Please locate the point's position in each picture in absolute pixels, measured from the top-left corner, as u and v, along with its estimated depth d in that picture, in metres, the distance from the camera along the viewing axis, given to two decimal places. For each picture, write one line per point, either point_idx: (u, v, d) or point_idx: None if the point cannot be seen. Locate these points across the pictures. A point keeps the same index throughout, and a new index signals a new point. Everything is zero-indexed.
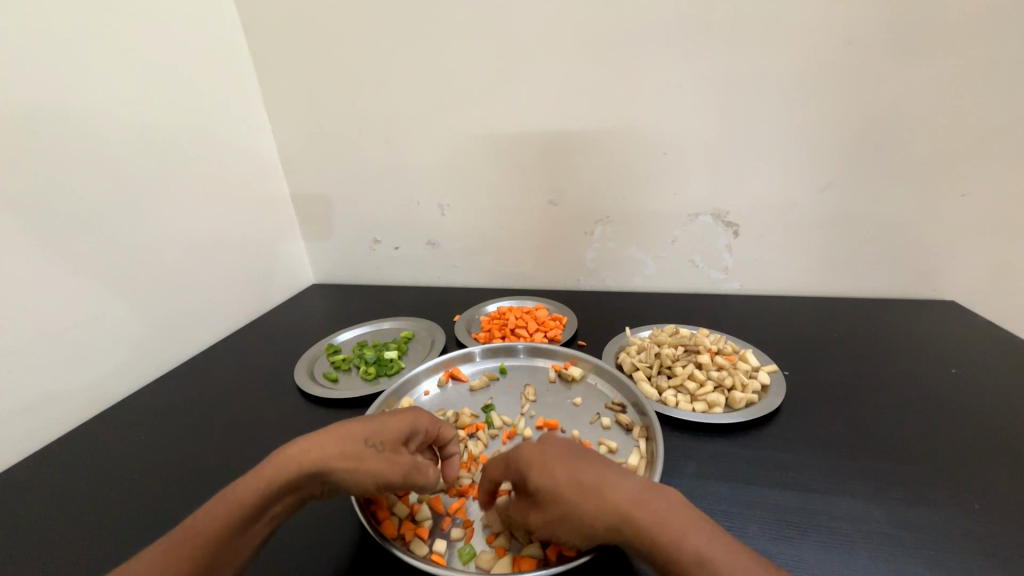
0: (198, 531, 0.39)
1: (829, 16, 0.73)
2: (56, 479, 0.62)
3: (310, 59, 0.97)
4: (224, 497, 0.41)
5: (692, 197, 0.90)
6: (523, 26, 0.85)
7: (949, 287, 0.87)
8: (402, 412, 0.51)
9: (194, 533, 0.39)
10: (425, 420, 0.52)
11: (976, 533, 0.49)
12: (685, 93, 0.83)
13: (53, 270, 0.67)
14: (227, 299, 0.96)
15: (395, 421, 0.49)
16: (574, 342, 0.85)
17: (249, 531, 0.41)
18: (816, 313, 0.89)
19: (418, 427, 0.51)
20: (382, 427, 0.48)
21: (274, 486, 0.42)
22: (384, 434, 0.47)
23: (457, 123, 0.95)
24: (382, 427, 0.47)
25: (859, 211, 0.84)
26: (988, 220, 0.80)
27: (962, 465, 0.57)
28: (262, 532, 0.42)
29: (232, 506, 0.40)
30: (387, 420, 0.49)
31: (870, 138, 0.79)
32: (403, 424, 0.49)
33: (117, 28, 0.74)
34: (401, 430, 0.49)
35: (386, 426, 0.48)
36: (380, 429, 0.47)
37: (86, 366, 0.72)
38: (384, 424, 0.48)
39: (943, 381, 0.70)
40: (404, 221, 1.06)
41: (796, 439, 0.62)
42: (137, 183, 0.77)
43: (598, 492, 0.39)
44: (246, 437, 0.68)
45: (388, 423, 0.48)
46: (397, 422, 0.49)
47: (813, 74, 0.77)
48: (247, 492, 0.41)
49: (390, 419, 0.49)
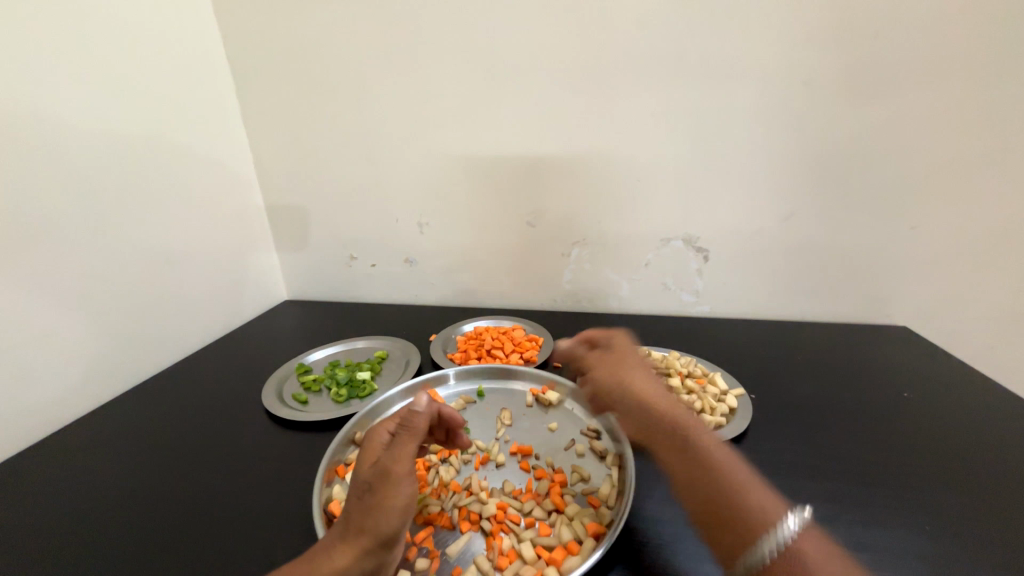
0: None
1: (791, 58, 0.78)
2: (3, 505, 0.60)
3: (292, 75, 0.97)
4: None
5: (663, 222, 0.93)
6: (501, 53, 0.87)
7: (900, 314, 0.92)
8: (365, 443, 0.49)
9: None
10: (388, 426, 0.51)
11: (931, 555, 0.50)
12: (656, 123, 0.86)
13: (14, 285, 0.66)
14: (196, 314, 0.95)
15: (363, 457, 0.48)
16: (550, 363, 0.86)
17: None
18: (781, 337, 0.92)
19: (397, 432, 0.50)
20: (361, 471, 0.46)
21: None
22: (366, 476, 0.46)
23: (436, 144, 0.96)
24: (360, 475, 0.46)
25: (818, 241, 0.89)
26: (934, 252, 0.86)
27: (919, 487, 0.58)
28: None
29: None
30: (359, 464, 0.48)
31: (828, 173, 0.84)
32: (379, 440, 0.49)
33: (86, 39, 0.73)
34: (375, 448, 0.49)
35: (364, 464, 0.47)
36: (357, 473, 0.47)
37: (44, 384, 0.70)
38: (361, 467, 0.47)
39: (897, 403, 0.73)
40: (381, 239, 1.07)
41: (763, 461, 0.63)
42: (104, 197, 0.76)
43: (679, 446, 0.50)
44: (212, 459, 0.67)
45: (362, 465, 0.47)
46: (367, 454, 0.48)
47: (775, 110, 0.81)
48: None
49: (361, 459, 0.48)
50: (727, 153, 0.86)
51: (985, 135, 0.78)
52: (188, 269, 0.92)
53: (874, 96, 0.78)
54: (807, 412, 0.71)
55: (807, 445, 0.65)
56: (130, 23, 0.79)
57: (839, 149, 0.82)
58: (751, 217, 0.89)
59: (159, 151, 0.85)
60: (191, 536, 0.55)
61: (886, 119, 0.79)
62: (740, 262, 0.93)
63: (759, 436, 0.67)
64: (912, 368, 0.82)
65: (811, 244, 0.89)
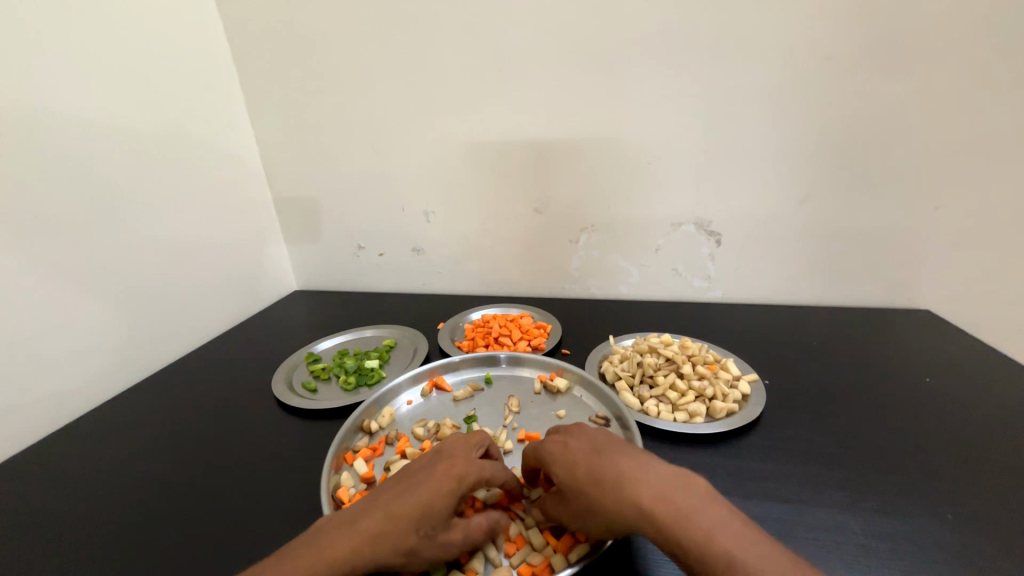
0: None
1: (809, 30, 0.75)
2: (27, 490, 0.62)
3: (295, 64, 0.96)
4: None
5: (674, 206, 0.90)
6: (505, 36, 0.85)
7: (921, 297, 0.89)
8: (451, 475, 0.46)
9: None
10: (478, 471, 0.48)
11: (951, 544, 0.48)
12: (666, 103, 0.83)
13: (27, 277, 0.67)
14: (207, 305, 0.96)
15: (443, 487, 0.45)
16: (558, 350, 0.85)
17: None
18: (795, 322, 0.90)
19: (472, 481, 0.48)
20: (434, 508, 0.43)
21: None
22: (435, 516, 0.43)
23: (440, 131, 0.95)
24: (430, 512, 0.43)
25: (836, 222, 0.86)
26: (959, 233, 0.82)
27: (939, 475, 0.56)
28: None
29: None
30: (432, 490, 0.44)
31: (845, 151, 0.81)
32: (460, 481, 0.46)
33: (89, 32, 0.73)
34: (458, 489, 0.45)
35: (439, 501, 0.44)
36: (431, 503, 0.44)
37: (60, 374, 0.72)
38: (436, 503, 0.44)
39: (917, 389, 0.71)
40: (388, 228, 1.06)
41: (776, 448, 0.61)
42: (113, 190, 0.77)
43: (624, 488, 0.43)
44: (224, 447, 0.68)
45: (438, 499, 0.44)
46: (445, 487, 0.45)
47: (790, 86, 0.78)
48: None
49: (439, 487, 0.45)
50: (739, 134, 0.83)
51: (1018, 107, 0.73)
52: (198, 260, 0.93)
53: (897, 69, 0.75)
54: (823, 398, 0.70)
55: (822, 433, 0.63)
56: (131, 16, 0.79)
57: (859, 126, 0.79)
58: (765, 199, 0.86)
59: (167, 145, 0.86)
60: (205, 521, 0.56)
61: (910, 93, 0.75)
62: (753, 246, 0.91)
63: (772, 423, 0.66)
64: (933, 353, 0.79)
65: (828, 226, 0.86)
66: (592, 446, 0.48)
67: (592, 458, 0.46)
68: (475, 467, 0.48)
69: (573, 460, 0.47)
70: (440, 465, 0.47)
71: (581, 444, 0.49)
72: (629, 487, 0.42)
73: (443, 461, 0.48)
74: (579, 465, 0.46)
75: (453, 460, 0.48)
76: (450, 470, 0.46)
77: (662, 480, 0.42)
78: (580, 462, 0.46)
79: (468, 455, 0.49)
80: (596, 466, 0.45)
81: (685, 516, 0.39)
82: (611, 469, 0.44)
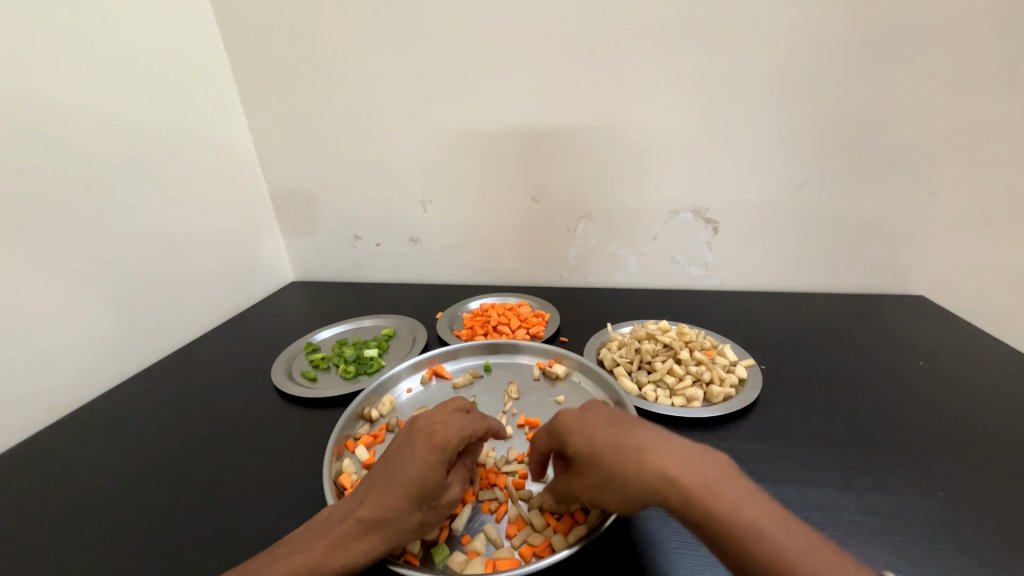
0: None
1: (808, 15, 0.74)
2: (28, 482, 0.62)
3: (288, 51, 0.94)
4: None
5: (672, 194, 0.90)
6: (502, 21, 0.84)
7: (916, 283, 0.90)
8: (428, 447, 0.46)
9: None
10: (456, 433, 0.47)
11: (942, 520, 0.49)
12: (665, 89, 0.83)
13: (19, 269, 0.66)
14: (204, 297, 0.95)
15: (424, 460, 0.45)
16: (556, 338, 0.86)
17: None
18: (791, 309, 0.91)
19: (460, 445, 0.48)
20: (422, 481, 0.44)
21: (330, 564, 0.42)
22: (426, 488, 0.44)
23: (437, 119, 0.94)
24: (419, 486, 0.44)
25: (832, 209, 0.86)
26: (954, 218, 0.83)
27: (932, 455, 0.57)
28: None
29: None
30: (418, 470, 0.44)
31: (843, 138, 0.81)
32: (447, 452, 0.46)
33: (79, 20, 0.71)
34: (439, 456, 0.45)
35: (424, 474, 0.44)
36: (424, 480, 0.44)
37: (57, 367, 0.72)
38: (421, 476, 0.44)
39: (911, 372, 0.72)
40: (385, 218, 1.06)
41: (772, 431, 0.62)
42: (108, 181, 0.76)
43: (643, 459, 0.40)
44: (225, 436, 0.68)
45: (422, 473, 0.44)
46: (431, 462, 0.45)
47: (788, 72, 0.78)
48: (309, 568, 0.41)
49: (419, 463, 0.45)
50: (738, 120, 0.82)
51: (1016, 91, 0.73)
52: (195, 252, 0.92)
53: (896, 53, 0.74)
54: (818, 383, 0.71)
55: (817, 416, 0.64)
56: (121, 2, 0.77)
57: (857, 112, 0.79)
58: (763, 186, 0.86)
59: (161, 135, 0.85)
60: (209, 509, 0.56)
61: (908, 78, 0.75)
62: (750, 234, 0.91)
63: (768, 407, 0.67)
64: (928, 337, 0.80)
65: (825, 213, 0.86)
66: (610, 419, 0.45)
67: (612, 426, 0.44)
68: (452, 430, 0.48)
69: (593, 430, 0.44)
70: (421, 442, 0.46)
71: (598, 418, 0.46)
72: (653, 465, 0.39)
73: (418, 435, 0.48)
74: (598, 435, 0.43)
75: (428, 431, 0.47)
76: (434, 443, 0.46)
77: (686, 454, 0.40)
78: (600, 439, 0.43)
79: (452, 424, 0.48)
80: (618, 440, 0.42)
81: (708, 494, 0.37)
82: (631, 441, 0.41)
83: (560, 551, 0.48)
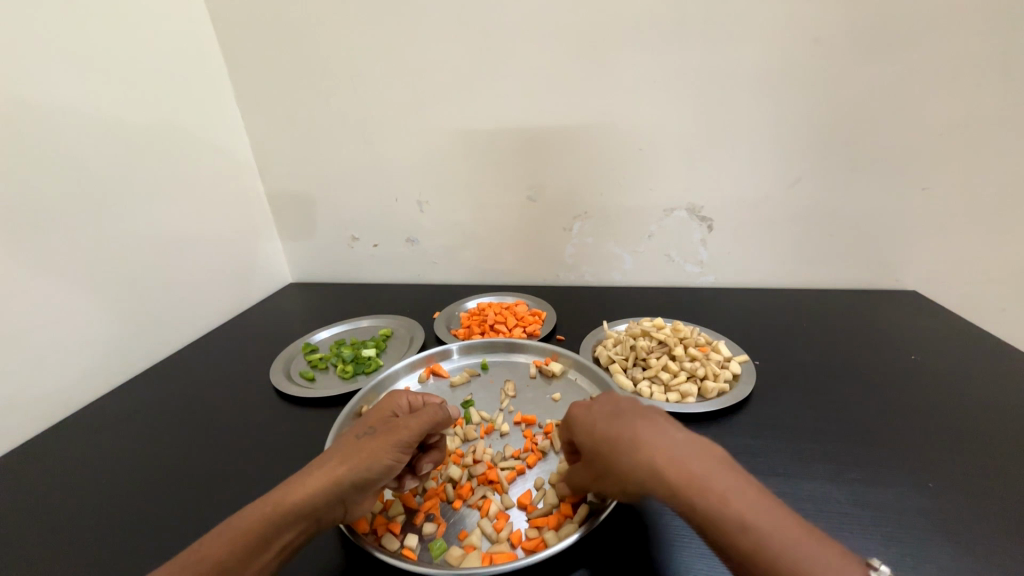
0: (202, 557, 0.39)
1: (798, 14, 0.75)
2: (27, 484, 0.63)
3: (284, 54, 0.95)
4: (225, 531, 0.41)
5: (666, 193, 0.91)
6: (496, 23, 0.84)
7: (909, 278, 0.91)
8: (390, 428, 0.50)
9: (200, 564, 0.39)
10: (405, 399, 0.56)
11: (929, 511, 0.50)
12: (658, 89, 0.83)
13: (19, 271, 0.66)
14: (202, 300, 0.96)
15: (376, 411, 0.54)
16: (553, 336, 0.87)
17: (262, 558, 0.41)
18: (786, 305, 0.91)
19: (403, 404, 0.55)
20: (375, 454, 0.47)
21: (275, 500, 0.43)
22: (372, 425, 0.51)
23: (433, 120, 0.94)
24: (371, 457, 0.47)
25: (825, 206, 0.87)
26: (945, 213, 0.84)
27: (923, 447, 0.58)
28: (274, 561, 0.42)
29: (236, 539, 0.41)
30: (368, 416, 0.53)
31: (834, 137, 0.81)
32: (385, 409, 0.54)
33: (74, 23, 0.71)
34: (397, 440, 0.49)
35: (379, 448, 0.48)
36: (371, 421, 0.52)
37: (56, 370, 0.72)
38: (377, 450, 0.47)
39: (903, 367, 0.73)
40: (382, 219, 1.06)
41: (765, 425, 0.63)
42: (104, 185, 0.76)
43: (632, 445, 0.41)
44: (224, 437, 0.69)
45: (372, 418, 0.53)
46: (380, 409, 0.54)
47: (779, 71, 0.79)
48: (250, 519, 0.42)
49: (378, 441, 0.48)
50: (731, 118, 0.83)
51: (1006, 88, 0.74)
52: (192, 255, 0.93)
53: (884, 51, 0.75)
54: (812, 378, 0.71)
55: (810, 410, 0.65)
56: (115, 5, 0.77)
57: (848, 110, 0.80)
58: (755, 184, 0.87)
59: (158, 138, 0.85)
60: (209, 506, 0.57)
61: (897, 74, 0.76)
62: (744, 231, 0.92)
63: (762, 402, 0.67)
64: (919, 331, 0.81)
65: (817, 210, 0.87)
66: (611, 411, 0.46)
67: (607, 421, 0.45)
68: (417, 421, 0.51)
69: (593, 425, 0.46)
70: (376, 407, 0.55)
71: (604, 408, 0.47)
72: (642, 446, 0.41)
73: (384, 416, 0.53)
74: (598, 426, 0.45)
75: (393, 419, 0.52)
76: (379, 402, 0.56)
77: (671, 450, 0.40)
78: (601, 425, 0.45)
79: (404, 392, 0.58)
80: (614, 429, 0.44)
81: (692, 489, 0.38)
82: (624, 433, 0.43)
83: (550, 546, 0.48)
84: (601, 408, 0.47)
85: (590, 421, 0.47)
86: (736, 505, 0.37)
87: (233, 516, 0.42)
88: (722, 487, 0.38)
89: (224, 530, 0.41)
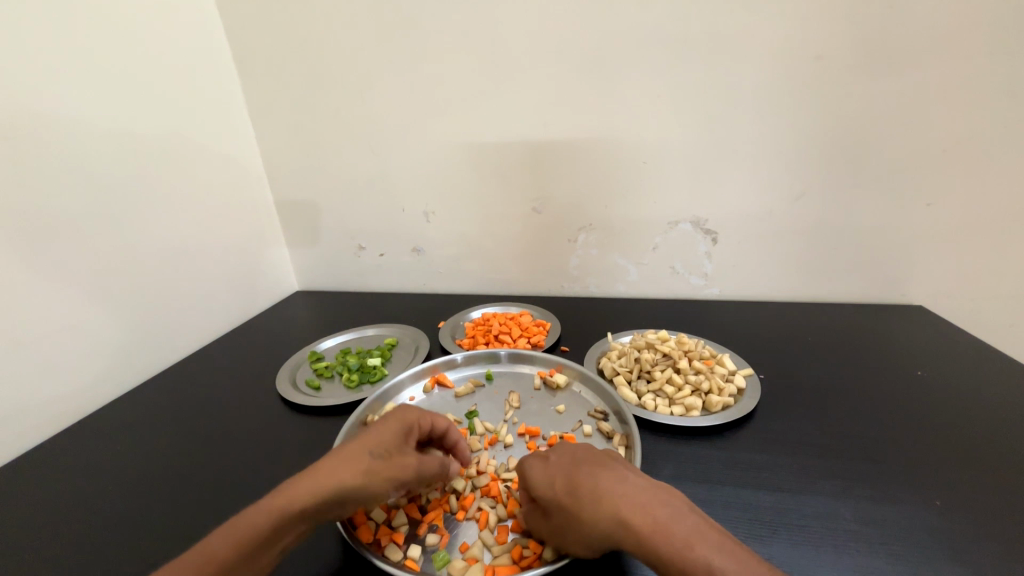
0: (206, 558, 0.40)
1: (799, 31, 0.76)
2: (34, 490, 0.63)
3: (294, 66, 0.97)
4: (230, 530, 0.42)
5: (670, 206, 0.92)
6: (502, 38, 0.86)
7: (916, 292, 0.90)
8: (400, 460, 0.48)
9: (203, 562, 0.40)
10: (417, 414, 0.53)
11: (938, 529, 0.49)
12: (661, 104, 0.85)
13: (29, 277, 0.68)
14: (209, 307, 0.97)
15: (391, 424, 0.51)
16: (557, 347, 0.87)
17: (262, 559, 0.42)
18: (791, 319, 0.91)
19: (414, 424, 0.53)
20: (381, 484, 0.47)
21: (281, 504, 0.43)
22: (384, 444, 0.49)
23: (439, 132, 0.96)
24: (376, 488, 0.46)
25: (829, 220, 0.87)
26: (950, 228, 0.84)
27: (931, 464, 0.57)
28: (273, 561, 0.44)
29: (241, 540, 0.41)
30: (380, 431, 0.50)
31: (837, 152, 0.82)
32: (397, 426, 0.51)
33: (88, 38, 0.74)
34: (401, 479, 0.48)
35: (386, 477, 0.47)
36: (383, 438, 0.50)
37: (63, 375, 0.73)
38: (383, 484, 0.47)
39: (911, 382, 0.72)
40: (388, 229, 1.08)
41: (771, 440, 0.63)
42: (113, 193, 0.78)
43: (594, 497, 0.42)
44: (229, 445, 0.69)
45: (383, 433, 0.50)
46: (393, 425, 0.51)
47: (781, 86, 0.80)
48: (256, 521, 0.42)
49: (386, 469, 0.47)
50: (734, 133, 0.84)
51: (1009, 104, 0.74)
52: (199, 263, 0.94)
53: (885, 68, 0.76)
54: (818, 393, 0.71)
55: (815, 424, 0.65)
56: (130, 21, 0.80)
57: (851, 126, 0.80)
58: (759, 197, 0.88)
59: (169, 148, 0.87)
60: (213, 515, 0.57)
61: (899, 90, 0.77)
62: (748, 244, 0.92)
63: (767, 416, 0.67)
64: (926, 347, 0.80)
65: (821, 224, 0.88)
66: (575, 460, 0.48)
67: (568, 472, 0.46)
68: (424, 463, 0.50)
69: (553, 474, 0.47)
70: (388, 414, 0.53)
71: (561, 459, 0.48)
72: (606, 493, 0.42)
73: (396, 436, 0.51)
74: (557, 480, 0.46)
75: (403, 446, 0.50)
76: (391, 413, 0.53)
77: (629, 494, 0.42)
78: (560, 480, 0.46)
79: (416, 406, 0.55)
80: (574, 484, 0.44)
81: (654, 538, 0.39)
82: (585, 482, 0.44)
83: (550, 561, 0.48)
84: (557, 458, 0.49)
85: (540, 476, 0.47)
86: (698, 547, 0.37)
87: (240, 515, 0.42)
88: (683, 531, 0.39)
89: (230, 528, 0.42)
